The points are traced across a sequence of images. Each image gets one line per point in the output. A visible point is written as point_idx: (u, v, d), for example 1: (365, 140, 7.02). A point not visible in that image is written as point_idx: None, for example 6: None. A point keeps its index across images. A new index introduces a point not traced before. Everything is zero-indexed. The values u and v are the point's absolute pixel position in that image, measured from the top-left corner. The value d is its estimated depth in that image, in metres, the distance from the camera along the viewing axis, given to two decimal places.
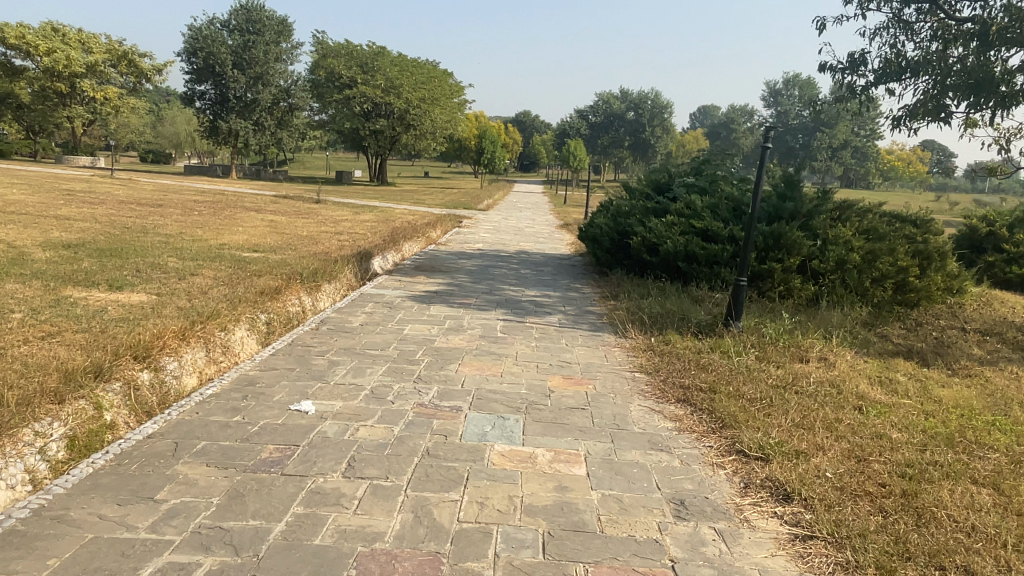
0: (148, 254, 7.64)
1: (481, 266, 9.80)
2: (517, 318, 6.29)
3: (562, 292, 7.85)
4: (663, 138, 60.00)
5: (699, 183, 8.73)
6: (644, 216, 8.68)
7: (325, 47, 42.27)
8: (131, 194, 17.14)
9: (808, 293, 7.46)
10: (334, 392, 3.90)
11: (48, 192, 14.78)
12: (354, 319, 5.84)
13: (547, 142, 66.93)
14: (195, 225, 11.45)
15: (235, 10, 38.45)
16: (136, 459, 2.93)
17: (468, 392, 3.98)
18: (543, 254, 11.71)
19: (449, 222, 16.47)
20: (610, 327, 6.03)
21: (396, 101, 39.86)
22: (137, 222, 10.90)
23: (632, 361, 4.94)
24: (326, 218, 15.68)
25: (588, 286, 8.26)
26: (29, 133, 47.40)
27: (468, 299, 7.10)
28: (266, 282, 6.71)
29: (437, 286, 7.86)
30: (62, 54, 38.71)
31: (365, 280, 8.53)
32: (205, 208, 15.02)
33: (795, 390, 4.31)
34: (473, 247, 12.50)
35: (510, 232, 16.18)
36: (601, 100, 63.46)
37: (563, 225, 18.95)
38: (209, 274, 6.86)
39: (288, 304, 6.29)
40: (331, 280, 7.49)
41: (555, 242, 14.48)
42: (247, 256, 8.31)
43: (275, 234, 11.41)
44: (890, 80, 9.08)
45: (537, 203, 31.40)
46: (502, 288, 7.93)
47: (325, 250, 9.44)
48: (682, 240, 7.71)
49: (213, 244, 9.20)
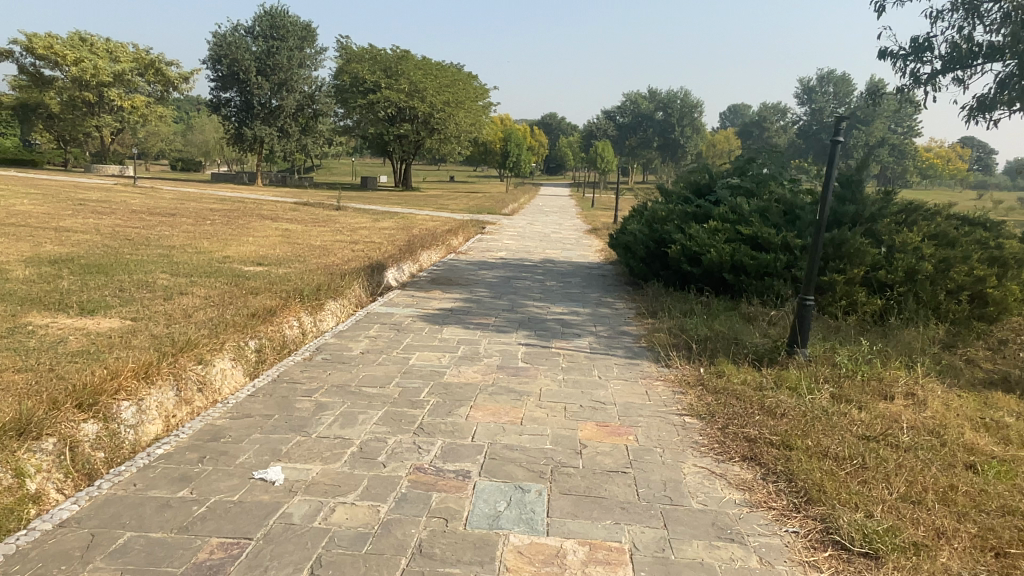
0: (139, 269, 7.00)
1: (503, 277, 9.05)
2: (540, 343, 5.50)
3: (593, 308, 7.05)
4: (693, 138, 58.75)
5: (745, 184, 7.87)
6: (683, 222, 7.84)
7: (349, 52, 41.96)
8: (147, 202, 16.76)
9: (875, 307, 6.55)
10: (312, 451, 3.13)
11: (61, 201, 14.42)
12: (355, 346, 5.11)
13: (574, 144, 66.13)
14: (205, 235, 10.89)
15: (259, 16, 38.30)
16: (30, 564, 2.20)
17: (479, 449, 3.20)
18: (570, 263, 10.92)
19: (473, 229, 15.76)
20: (649, 354, 5.21)
21: (420, 105, 39.42)
22: (143, 232, 10.38)
23: (680, 400, 4.13)
24: (344, 225, 15.07)
25: (621, 301, 7.44)
26: (61, 142, 48.00)
27: (486, 319, 6.35)
28: (262, 300, 6.02)
29: (453, 302, 7.12)
30: (89, 63, 38.97)
31: (375, 295, 7.86)
32: (219, 216, 14.52)
33: (887, 442, 3.47)
34: (495, 256, 11.78)
35: (536, 239, 15.43)
36: (629, 101, 62.46)
37: (592, 230, 18.13)
38: (200, 292, 6.19)
39: (285, 328, 5.59)
40: (336, 297, 6.78)
41: (582, 249, 13.69)
42: (249, 270, 7.65)
43: (288, 244, 10.80)
44: (958, 68, 8.10)
45: (563, 207, 30.53)
46: (525, 303, 7.16)
47: (335, 262, 8.78)
48: (728, 248, 6.87)
49: (215, 256, 8.59)
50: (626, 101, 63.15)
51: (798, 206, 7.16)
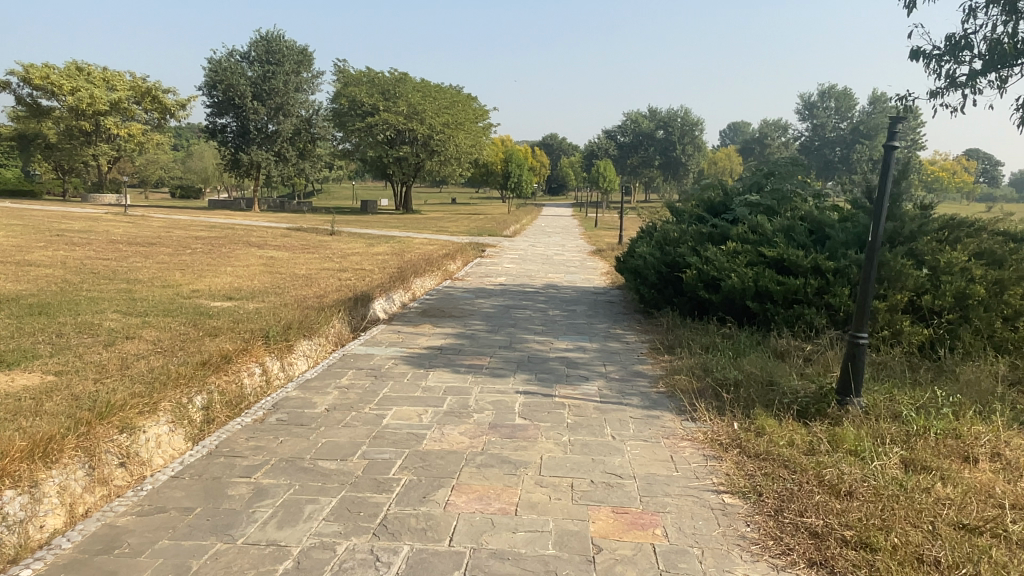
0: (89, 308, 6.23)
1: (501, 307, 8.25)
2: (542, 389, 4.68)
3: (601, 343, 6.23)
4: (694, 156, 58.49)
5: (765, 201, 7.09)
6: (699, 244, 7.05)
7: (347, 75, 41.55)
8: (130, 231, 16.05)
9: (921, 337, 5.73)
10: (230, 571, 2.33)
11: (38, 233, 13.69)
12: (320, 400, 4.31)
13: (575, 165, 65.96)
14: (181, 266, 10.15)
15: (255, 41, 37.97)
16: None
17: (458, 561, 2.39)
18: (575, 289, 10.11)
19: (471, 253, 15.01)
20: (671, 402, 4.39)
21: (419, 127, 38.96)
22: (113, 265, 9.62)
23: (715, 469, 3.30)
24: (334, 251, 14.33)
25: (634, 334, 6.62)
26: (59, 172, 47.62)
27: (479, 359, 5.53)
28: (219, 343, 5.26)
29: (442, 337, 6.32)
30: (85, 92, 38.59)
31: (357, 332, 7.09)
32: (203, 244, 13.80)
33: (994, 534, 2.66)
34: (494, 281, 10.99)
35: (537, 261, 14.67)
36: (629, 120, 62.12)
37: (596, 251, 17.39)
38: (150, 336, 5.41)
39: (241, 378, 4.81)
40: (309, 335, 6.02)
41: (587, 271, 12.92)
42: (215, 307, 6.86)
43: (269, 274, 10.05)
44: (1000, 70, 7.36)
45: (566, 228, 29.85)
46: (524, 338, 6.34)
47: (315, 295, 8.02)
48: (750, 273, 6.10)
49: (183, 291, 7.84)
50: (627, 120, 62.86)
51: (827, 224, 6.38)
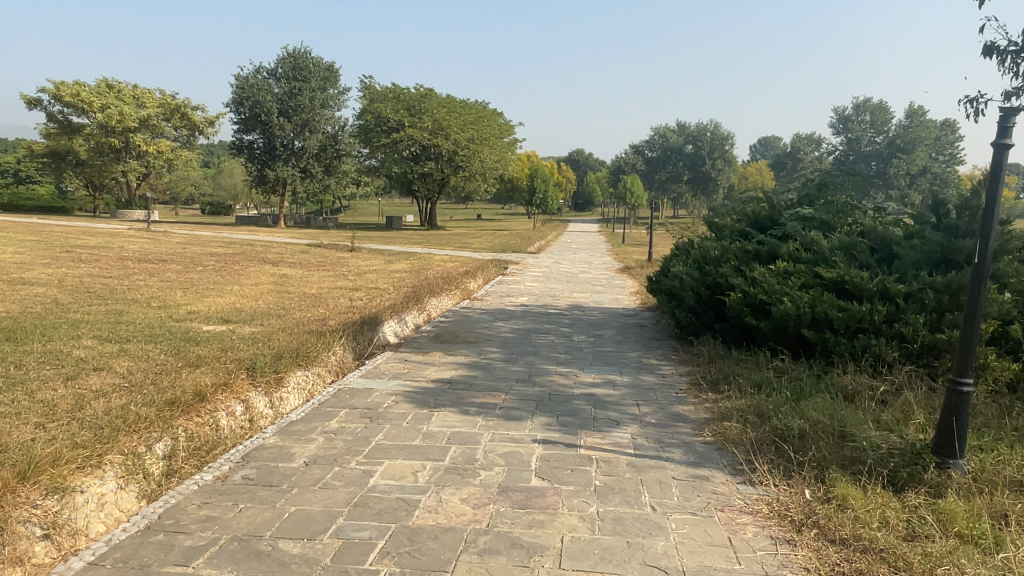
0: (63, 333, 5.63)
1: (521, 331, 7.52)
2: (564, 436, 3.92)
3: (634, 376, 5.46)
4: (725, 170, 57.15)
5: (820, 214, 6.33)
6: (743, 262, 6.29)
7: (372, 91, 41.41)
8: (145, 248, 15.68)
9: (1011, 373, 4.91)
10: None
11: (49, 250, 13.33)
12: (300, 449, 3.62)
13: (602, 181, 65.26)
14: (186, 284, 9.63)
15: (281, 58, 37.96)
16: None
17: None
18: (603, 311, 9.34)
19: (493, 271, 14.32)
20: (724, 457, 3.63)
21: (444, 143, 38.58)
22: (114, 284, 9.11)
23: (789, 561, 2.54)
24: (351, 268, 13.77)
25: (670, 366, 5.84)
26: (90, 189, 48.25)
27: (492, 396, 4.79)
28: (199, 376, 4.61)
29: (453, 368, 5.60)
30: (115, 109, 38.97)
31: (362, 359, 6.44)
32: (215, 261, 13.34)
33: None
34: (515, 302, 10.30)
35: (562, 280, 13.94)
36: (657, 135, 61.41)
37: (624, 268, 16.59)
38: (121, 367, 4.77)
39: (216, 418, 4.15)
40: (306, 364, 5.37)
41: (615, 290, 12.17)
42: (207, 331, 6.24)
43: (277, 292, 9.48)
44: None
45: (592, 244, 29.09)
46: (546, 371, 5.58)
47: (321, 317, 7.39)
48: (806, 297, 5.35)
49: (179, 312, 7.25)
50: (655, 135, 62.24)
51: (894, 242, 5.61)
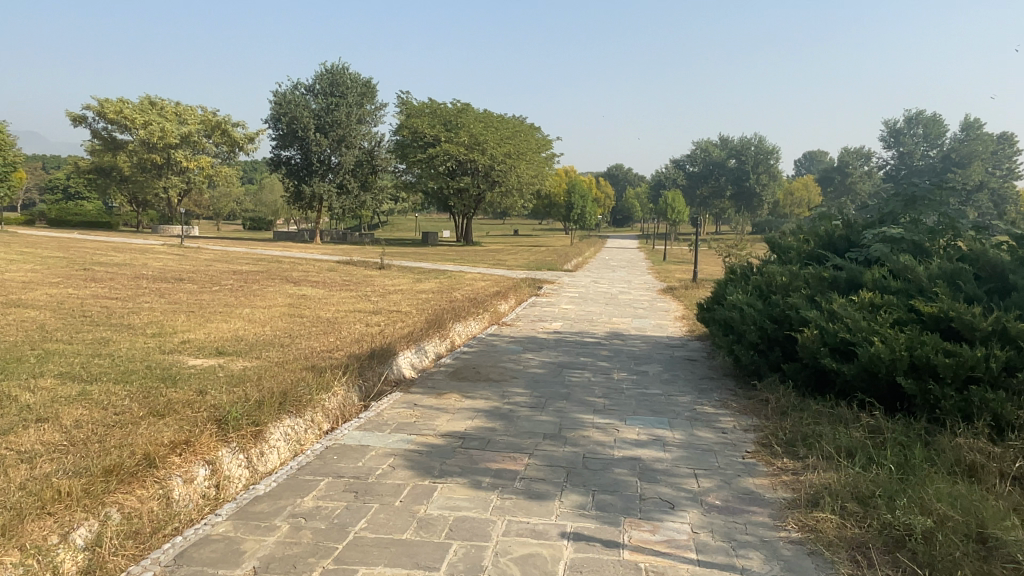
0: (20, 371, 4.89)
1: (552, 366, 6.57)
2: (601, 529, 2.97)
3: (689, 432, 4.48)
4: (770, 185, 55.54)
5: (911, 235, 5.30)
6: (817, 292, 5.30)
7: (409, 106, 41.11)
8: (169, 265, 15.19)
9: None
10: None
11: (68, 268, 12.87)
12: (253, 546, 2.76)
13: (642, 196, 64.08)
14: (194, 306, 8.96)
15: (319, 74, 37.92)
16: None
17: None
18: (646, 340, 8.32)
19: (527, 291, 13.42)
20: (822, 570, 2.66)
21: (481, 158, 37.94)
22: (115, 306, 8.45)
23: None
24: (376, 288, 13.03)
25: (732, 419, 4.84)
26: (135, 205, 49.01)
27: (512, 459, 3.86)
28: (157, 431, 3.82)
29: (469, 417, 4.68)
30: (157, 126, 39.40)
31: (370, 400, 5.60)
32: (236, 280, 12.75)
33: None
34: (549, 328, 9.36)
35: (601, 302, 12.97)
36: (699, 149, 60.06)
37: (668, 289, 15.51)
38: (71, 415, 4.02)
39: (167, 489, 3.34)
40: (297, 411, 4.56)
41: (659, 314, 11.15)
42: (193, 366, 5.48)
43: (289, 316, 8.75)
44: None
45: (633, 261, 27.96)
46: (580, 422, 4.62)
47: (329, 349, 6.60)
48: (902, 337, 4.34)
49: (171, 341, 6.52)
50: (696, 149, 60.84)
51: (1010, 270, 4.57)
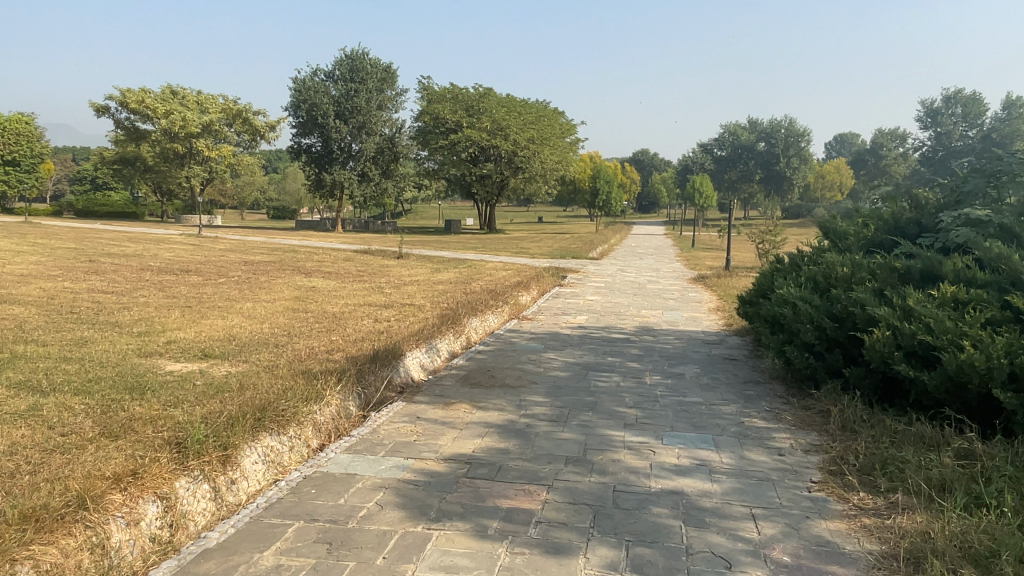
0: None
1: (576, 368, 5.86)
2: None
3: (740, 456, 3.74)
4: (801, 169, 53.98)
5: (998, 216, 4.48)
6: (885, 284, 4.53)
7: (430, 92, 40.38)
8: (180, 256, 14.72)
9: None
10: None
11: (75, 260, 12.44)
12: None
13: (668, 181, 62.81)
14: (192, 300, 8.39)
15: (339, 60, 37.37)
16: None
17: None
18: (680, 336, 7.56)
19: (549, 281, 12.72)
20: None
21: (503, 143, 37.11)
22: (107, 301, 7.90)
23: None
24: (391, 279, 12.41)
25: (788, 437, 4.10)
26: (159, 195, 49.13)
27: (526, 492, 3.16)
28: (104, 460, 3.21)
29: (478, 435, 4.00)
30: (178, 115, 39.16)
31: (370, 409, 4.96)
32: (245, 271, 12.19)
33: None
34: (572, 322, 8.64)
35: (628, 292, 12.22)
36: (727, 132, 58.57)
37: (700, 277, 14.70)
38: (7, 437, 3.42)
39: (104, 535, 2.72)
40: (277, 429, 3.94)
41: (691, 306, 10.38)
42: (171, 372, 4.89)
43: (293, 310, 8.15)
44: None
45: (660, 248, 27.08)
46: (608, 441, 3.91)
47: (328, 349, 5.97)
48: (999, 340, 3.57)
49: (156, 341, 5.93)
50: (725, 133, 59.34)
51: None
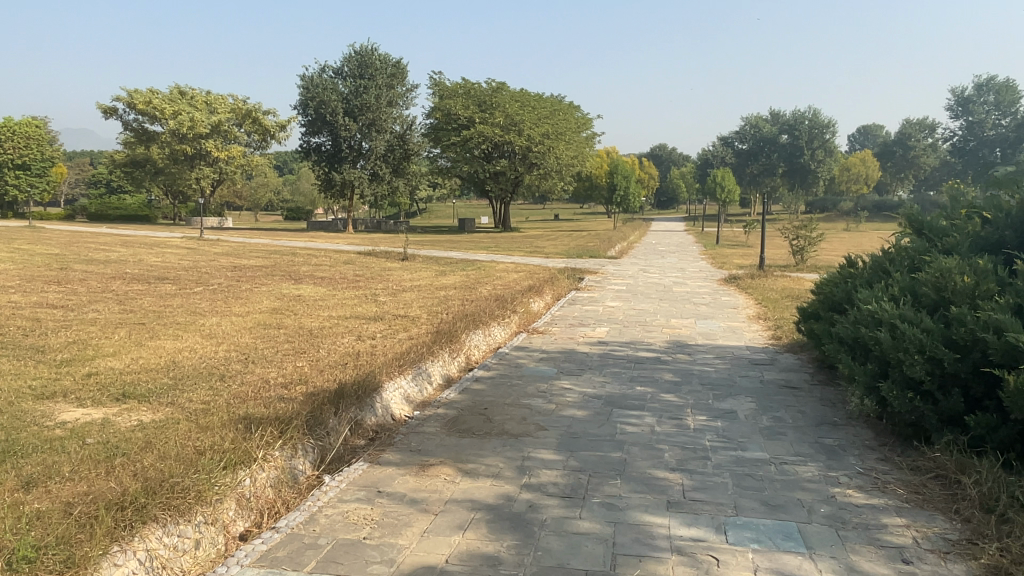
0: None
1: (598, 404, 4.62)
2: None
3: (847, 567, 2.49)
4: (826, 161, 52.12)
5: None
6: None
7: (442, 87, 39.20)
8: (167, 262, 13.58)
9: None
10: None
11: (47, 268, 11.37)
12: None
13: (688, 176, 61.23)
14: (150, 315, 7.23)
15: (348, 56, 36.28)
16: None
17: None
18: (722, 354, 6.28)
19: (565, 284, 11.47)
20: None
21: (517, 139, 35.84)
22: (44, 319, 6.74)
23: None
24: (389, 284, 11.20)
25: (907, 525, 2.84)
26: (171, 197, 48.47)
27: None
28: None
29: (459, 526, 2.78)
30: (186, 116, 38.40)
31: (327, 467, 3.76)
32: (228, 278, 11.02)
33: None
34: (592, 336, 7.38)
35: (654, 295, 10.94)
36: (748, 124, 56.80)
37: (732, 278, 13.35)
38: None
39: None
40: (171, 519, 2.74)
41: (727, 312, 9.07)
42: (63, 423, 3.70)
43: (264, 326, 6.98)
44: None
45: (682, 245, 25.71)
46: (648, 539, 2.67)
47: (285, 382, 4.75)
48: None
49: (70, 374, 4.75)
50: (746, 125, 57.61)
51: None
